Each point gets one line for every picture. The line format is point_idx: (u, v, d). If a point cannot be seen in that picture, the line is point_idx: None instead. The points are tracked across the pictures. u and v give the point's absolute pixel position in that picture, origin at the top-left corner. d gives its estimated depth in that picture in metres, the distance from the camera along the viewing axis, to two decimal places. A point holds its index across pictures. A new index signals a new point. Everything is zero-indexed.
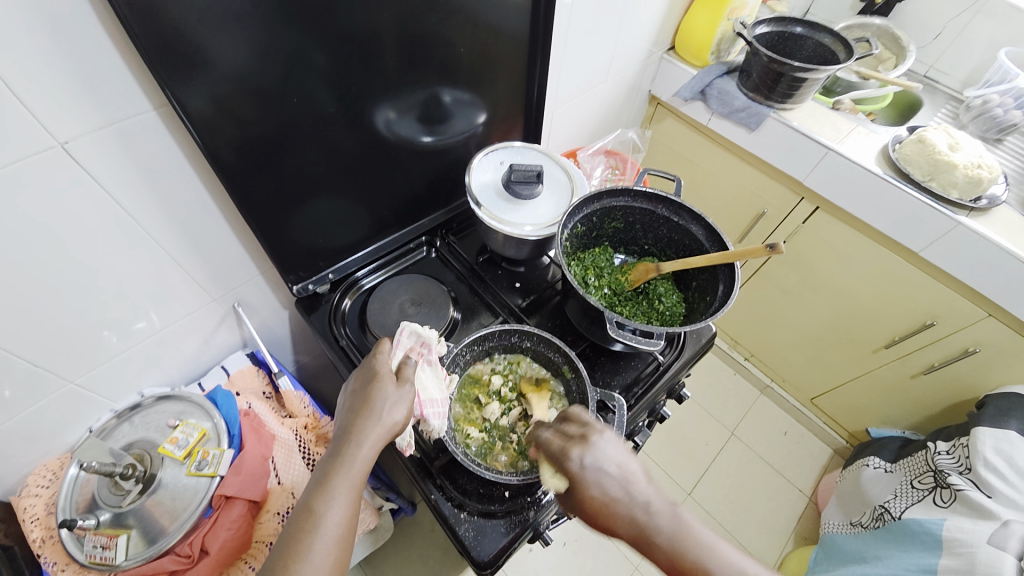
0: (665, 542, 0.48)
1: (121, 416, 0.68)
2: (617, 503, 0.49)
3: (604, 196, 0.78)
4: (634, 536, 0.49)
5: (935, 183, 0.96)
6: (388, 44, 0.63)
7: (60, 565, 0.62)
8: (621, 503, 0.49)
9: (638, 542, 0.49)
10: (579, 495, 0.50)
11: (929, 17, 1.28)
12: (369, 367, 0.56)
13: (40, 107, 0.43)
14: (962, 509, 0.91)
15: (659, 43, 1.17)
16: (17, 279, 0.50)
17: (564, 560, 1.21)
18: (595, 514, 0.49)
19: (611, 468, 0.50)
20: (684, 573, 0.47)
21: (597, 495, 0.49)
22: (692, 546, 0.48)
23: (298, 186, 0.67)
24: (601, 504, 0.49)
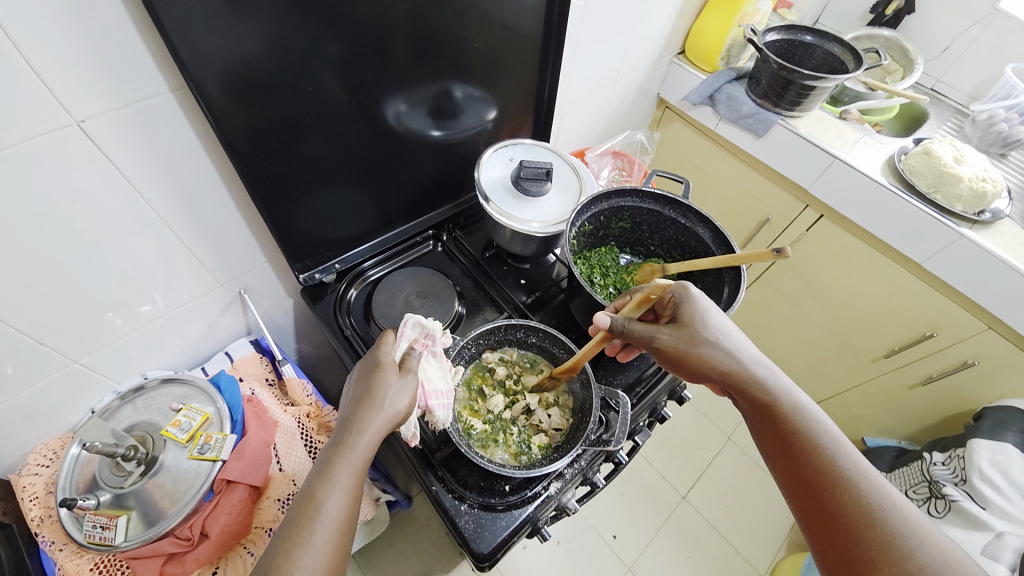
0: (771, 385, 0.54)
1: (124, 398, 0.68)
2: (725, 336, 0.58)
3: (612, 196, 0.79)
4: (736, 369, 0.56)
5: (939, 196, 0.96)
6: (401, 36, 0.63)
7: (57, 544, 0.62)
8: (722, 349, 0.57)
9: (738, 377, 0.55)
10: (692, 327, 0.58)
11: (939, 30, 1.29)
12: (373, 357, 0.56)
13: (58, 84, 0.43)
14: (956, 520, 0.91)
15: (669, 47, 1.17)
16: (27, 255, 0.50)
17: (557, 558, 1.22)
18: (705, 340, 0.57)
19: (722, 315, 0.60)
20: (781, 419, 0.52)
21: (714, 327, 0.58)
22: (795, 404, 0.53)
23: (308, 173, 0.67)
24: (714, 335, 0.58)
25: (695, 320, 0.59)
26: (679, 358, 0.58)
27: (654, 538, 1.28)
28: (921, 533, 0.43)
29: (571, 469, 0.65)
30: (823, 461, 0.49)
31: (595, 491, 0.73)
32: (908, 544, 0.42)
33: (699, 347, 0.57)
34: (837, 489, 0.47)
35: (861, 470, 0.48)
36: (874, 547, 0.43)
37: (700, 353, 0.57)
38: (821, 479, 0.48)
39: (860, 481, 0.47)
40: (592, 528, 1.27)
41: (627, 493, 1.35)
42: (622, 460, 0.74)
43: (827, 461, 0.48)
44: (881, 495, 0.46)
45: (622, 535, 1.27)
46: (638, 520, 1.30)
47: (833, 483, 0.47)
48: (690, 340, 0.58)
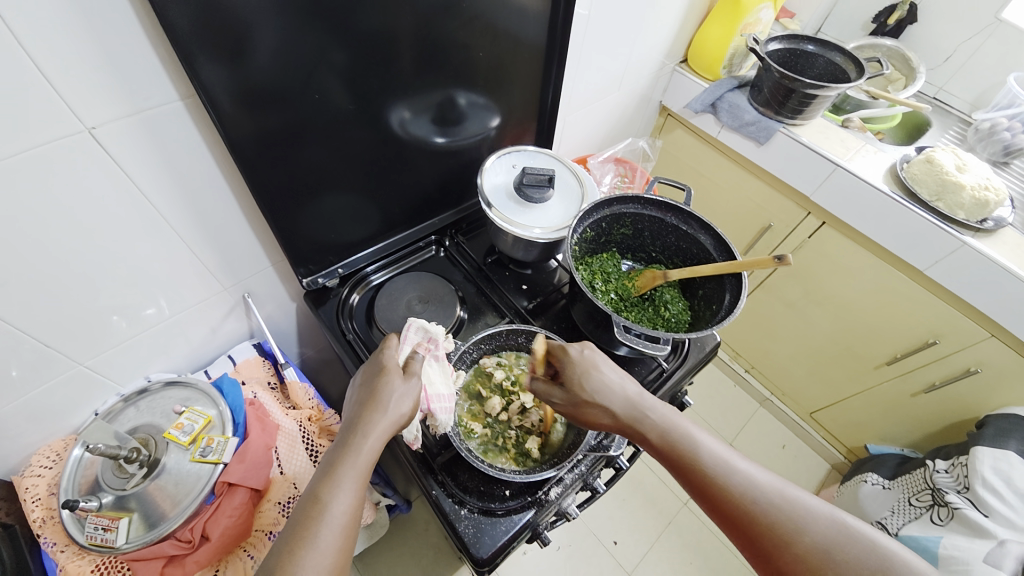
0: (653, 425, 0.55)
1: (127, 400, 0.68)
2: (610, 388, 0.57)
3: (614, 203, 0.79)
4: (624, 421, 0.56)
5: (941, 204, 0.96)
6: (406, 44, 0.64)
7: (59, 545, 0.62)
8: (603, 403, 0.56)
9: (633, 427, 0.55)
10: (572, 389, 0.58)
11: (941, 39, 1.30)
12: (376, 360, 0.57)
13: (70, 90, 0.44)
14: (958, 528, 0.90)
15: (672, 55, 1.18)
16: (35, 258, 0.51)
17: (557, 564, 1.21)
18: (590, 397, 0.57)
19: (607, 364, 0.59)
20: (681, 463, 0.52)
21: (591, 384, 0.57)
22: (689, 442, 0.53)
23: (313, 179, 0.68)
24: (594, 393, 0.57)
25: (579, 377, 0.58)
26: (577, 416, 0.58)
27: (655, 545, 1.27)
28: (840, 537, 0.46)
29: (571, 474, 0.65)
30: (738, 497, 0.49)
31: (595, 497, 0.72)
32: (830, 557, 0.45)
33: (583, 407, 0.57)
34: (758, 522, 0.48)
35: (771, 494, 0.49)
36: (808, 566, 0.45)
37: (590, 414, 0.57)
38: (741, 516, 0.48)
39: (772, 505, 0.48)
40: (592, 534, 1.27)
41: (627, 499, 1.34)
42: (623, 466, 0.74)
43: (728, 490, 0.49)
44: (797, 512, 0.48)
45: (622, 542, 1.26)
46: (639, 527, 1.29)
47: (752, 516, 0.48)
48: (579, 400, 0.57)
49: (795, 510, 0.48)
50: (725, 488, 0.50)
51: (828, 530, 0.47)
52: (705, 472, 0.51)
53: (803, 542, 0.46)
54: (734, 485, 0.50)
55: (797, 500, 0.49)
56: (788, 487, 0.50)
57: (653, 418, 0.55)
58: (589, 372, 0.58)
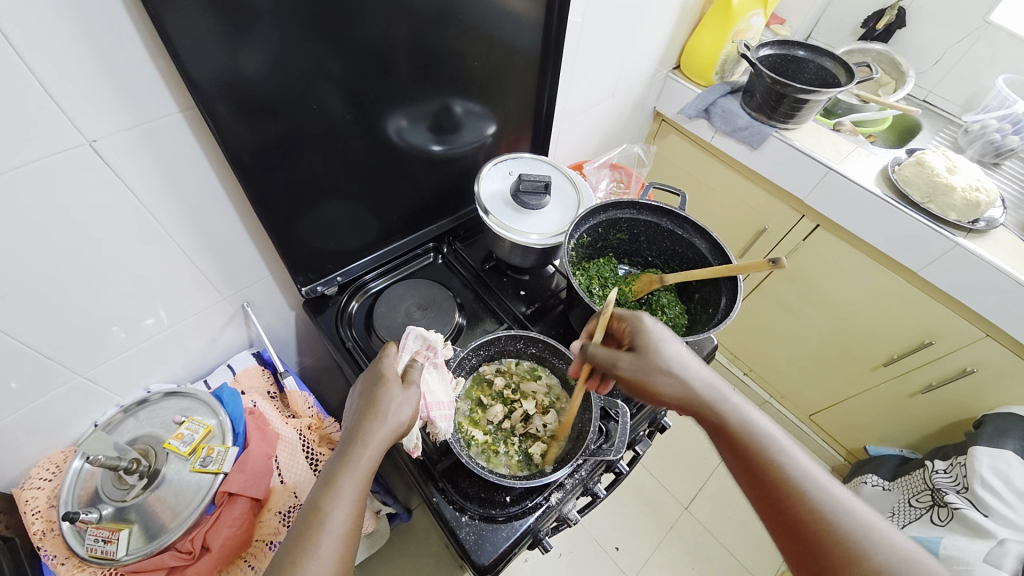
0: (723, 408, 0.55)
1: (127, 411, 0.68)
2: (681, 360, 0.58)
3: (610, 208, 0.80)
4: (690, 395, 0.56)
5: (933, 206, 0.97)
6: (403, 54, 0.65)
7: (59, 558, 0.61)
8: (673, 376, 0.57)
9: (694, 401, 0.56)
10: (647, 353, 0.58)
11: (930, 43, 1.32)
12: (375, 369, 0.57)
13: (71, 104, 0.45)
14: (958, 528, 0.90)
15: (665, 61, 1.20)
16: (35, 269, 0.51)
17: (559, 571, 1.21)
18: (663, 365, 0.57)
19: (676, 340, 0.60)
20: (736, 439, 0.53)
21: (669, 354, 0.58)
22: (750, 423, 0.54)
23: (311, 188, 0.68)
24: (668, 363, 0.58)
25: (652, 345, 0.59)
26: (639, 384, 0.58)
27: (656, 550, 1.26)
28: (875, 534, 0.44)
29: (571, 479, 0.65)
30: (782, 477, 0.49)
31: (596, 501, 0.73)
32: (863, 551, 0.43)
33: (653, 373, 0.57)
34: (795, 502, 0.47)
35: (813, 481, 0.48)
36: (837, 556, 0.43)
37: (656, 382, 0.57)
38: (780, 494, 0.48)
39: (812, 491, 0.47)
40: (593, 540, 1.26)
41: (628, 504, 1.34)
42: (623, 470, 0.74)
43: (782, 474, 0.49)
44: (836, 505, 0.46)
45: (623, 547, 1.26)
46: (640, 533, 1.29)
47: (790, 496, 0.48)
48: (647, 366, 0.58)
49: (837, 502, 0.46)
50: (771, 466, 0.50)
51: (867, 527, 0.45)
52: (762, 450, 0.51)
53: (837, 529, 0.45)
54: (782, 466, 0.50)
55: (838, 494, 0.47)
56: (832, 483, 0.48)
57: (723, 396, 0.56)
58: (666, 346, 0.59)
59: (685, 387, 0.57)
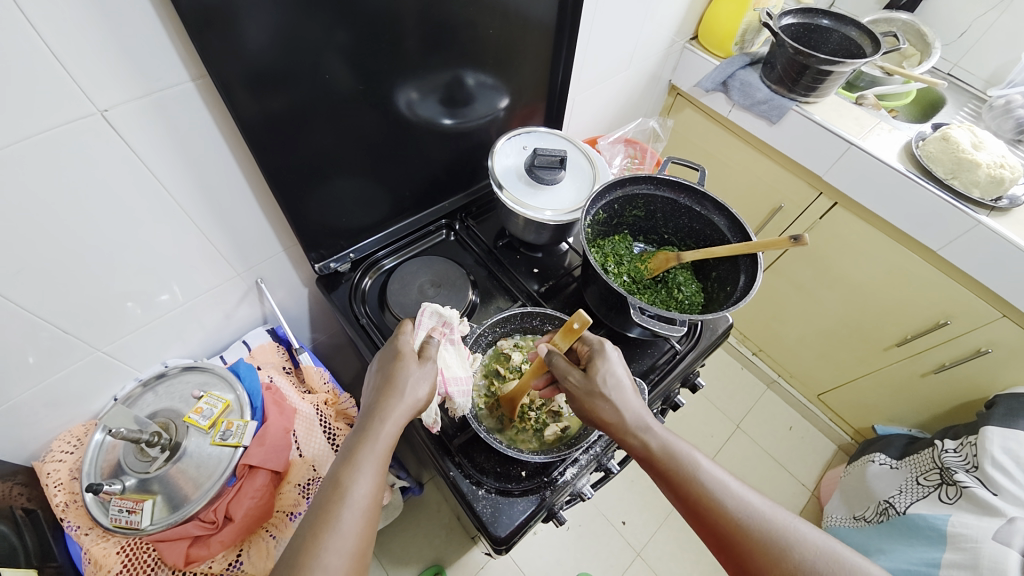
0: (644, 435, 0.54)
1: (145, 385, 0.69)
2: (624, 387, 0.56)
3: (627, 183, 0.78)
4: (623, 424, 0.55)
5: (957, 182, 0.95)
6: (416, 23, 0.62)
7: (83, 528, 0.63)
8: (613, 399, 0.55)
9: (624, 431, 0.54)
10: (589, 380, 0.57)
11: (957, 13, 1.27)
12: (392, 346, 0.57)
13: (80, 71, 0.43)
14: (967, 506, 0.92)
15: (682, 32, 1.15)
16: (50, 243, 0.50)
17: (567, 544, 1.23)
18: (606, 394, 0.55)
19: (619, 360, 0.58)
20: (658, 464, 0.52)
21: (607, 380, 0.56)
22: (674, 444, 0.52)
23: (322, 162, 0.67)
24: (605, 389, 0.56)
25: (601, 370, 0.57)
26: (577, 403, 0.57)
27: (663, 525, 1.29)
28: (790, 531, 0.47)
29: (586, 455, 0.66)
30: (700, 492, 0.50)
31: (609, 477, 0.73)
32: (781, 553, 0.45)
33: (594, 397, 0.56)
34: (715, 516, 0.48)
35: (729, 491, 0.50)
36: (761, 561, 0.46)
37: (597, 405, 0.56)
38: (698, 508, 0.49)
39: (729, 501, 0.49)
40: (600, 514, 1.29)
41: (636, 480, 1.36)
42: None
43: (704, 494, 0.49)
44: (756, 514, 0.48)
45: (630, 521, 1.29)
46: (647, 508, 1.31)
47: (710, 510, 0.49)
48: (594, 391, 0.56)
49: (772, 522, 0.47)
50: (691, 484, 0.50)
51: (784, 526, 0.47)
52: (682, 472, 0.51)
53: (757, 537, 0.46)
54: (703, 482, 0.50)
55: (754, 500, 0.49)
56: (746, 491, 0.50)
57: (651, 427, 0.54)
58: (611, 367, 0.57)
59: (622, 417, 0.55)
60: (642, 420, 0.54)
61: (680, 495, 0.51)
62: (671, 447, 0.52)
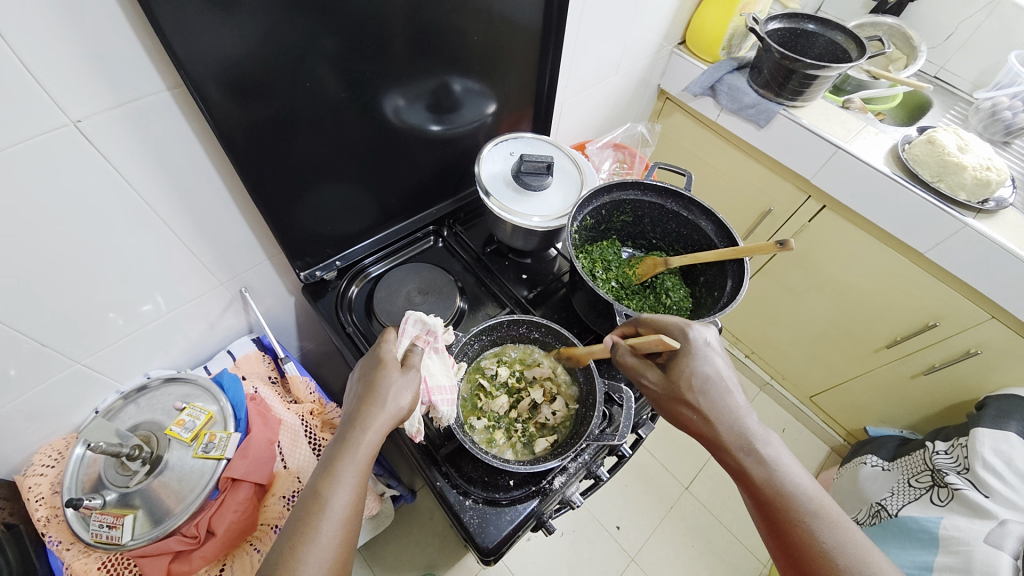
0: (746, 458, 0.53)
1: (127, 398, 0.68)
2: (717, 390, 0.55)
3: (614, 189, 0.78)
4: (715, 435, 0.54)
5: (943, 184, 0.95)
6: (398, 31, 0.62)
7: (64, 543, 0.62)
8: (712, 404, 0.55)
9: (721, 446, 0.54)
10: (680, 377, 0.56)
11: (943, 16, 1.28)
12: (374, 354, 0.56)
13: (52, 82, 0.43)
14: (958, 508, 0.92)
15: (670, 37, 1.16)
16: (24, 255, 0.49)
17: (561, 551, 1.23)
18: (696, 398, 0.55)
19: (719, 358, 0.57)
20: (760, 493, 0.51)
21: (703, 383, 0.55)
22: (782, 479, 0.51)
23: (307, 170, 0.66)
24: (699, 395, 0.55)
25: (686, 374, 0.56)
26: (666, 406, 0.57)
27: (657, 529, 1.28)
28: None
29: (574, 463, 0.65)
30: (807, 538, 0.48)
31: (599, 484, 0.72)
32: None
33: (680, 404, 0.56)
34: (822, 567, 0.47)
35: (846, 548, 0.48)
36: None
37: (681, 410, 0.56)
38: (798, 550, 0.49)
39: (842, 557, 0.47)
40: (595, 520, 1.28)
41: (630, 485, 1.35)
42: (625, 453, 0.74)
43: (810, 538, 0.48)
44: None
45: (624, 526, 1.28)
46: (640, 512, 1.31)
47: (813, 555, 0.48)
48: (679, 395, 0.56)
49: None
50: (799, 527, 0.49)
51: None
52: (789, 511, 0.50)
53: None
54: (814, 529, 0.48)
55: (866, 554, 0.47)
56: (865, 546, 0.48)
57: (757, 450, 0.53)
58: (699, 369, 0.56)
59: (716, 428, 0.54)
60: (748, 439, 0.53)
61: (782, 530, 0.50)
62: (783, 482, 0.51)
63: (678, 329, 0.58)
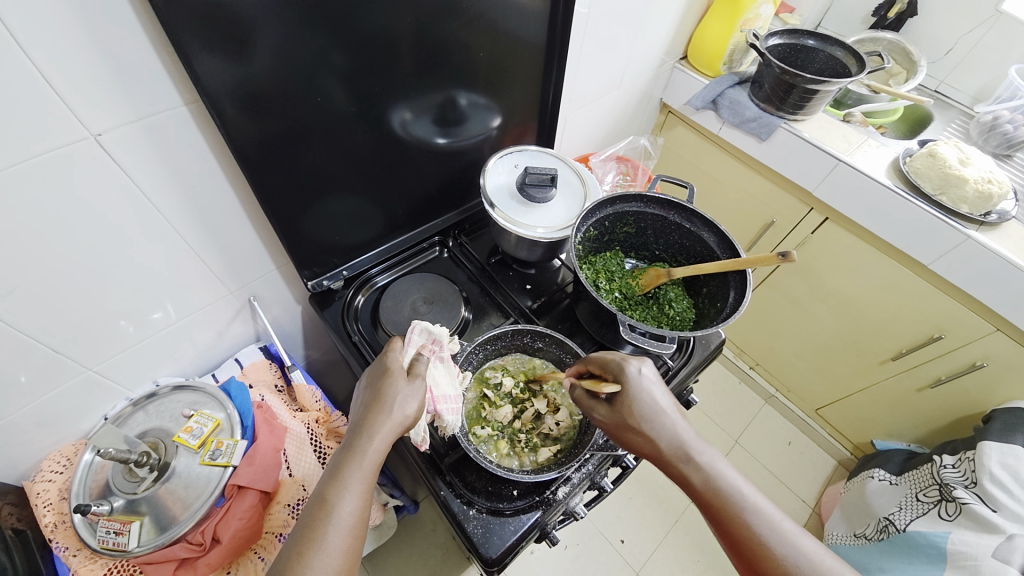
0: (685, 465, 0.54)
1: (136, 405, 0.69)
2: (654, 411, 0.56)
3: (617, 201, 0.79)
4: (658, 454, 0.55)
5: (944, 198, 0.96)
6: (406, 48, 0.64)
7: (71, 550, 0.62)
8: (653, 425, 0.55)
9: (664, 461, 0.55)
10: (624, 406, 0.56)
11: (943, 32, 1.29)
12: (381, 363, 0.57)
13: (75, 97, 0.44)
14: (966, 523, 0.91)
15: (672, 52, 1.18)
16: (41, 263, 0.51)
17: (565, 564, 1.21)
18: (638, 425, 0.56)
19: (655, 383, 0.58)
20: (700, 496, 0.52)
21: (643, 409, 0.56)
22: (719, 481, 0.52)
23: (316, 182, 0.68)
24: (641, 419, 0.56)
25: (627, 404, 0.56)
26: (613, 436, 0.58)
27: (661, 543, 1.27)
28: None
29: (578, 473, 0.65)
30: (747, 531, 0.49)
31: (603, 496, 0.72)
32: None
33: (627, 432, 0.56)
34: (764, 561, 0.47)
35: (785, 541, 0.48)
36: None
37: (627, 438, 0.56)
38: (742, 544, 0.49)
39: (780, 547, 0.48)
40: (598, 533, 1.27)
41: (634, 497, 1.35)
42: (630, 464, 0.74)
43: (748, 530, 0.49)
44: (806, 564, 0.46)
45: (628, 540, 1.27)
46: (645, 525, 1.30)
47: (755, 547, 0.48)
48: (624, 425, 0.56)
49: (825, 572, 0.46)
50: (738, 522, 0.49)
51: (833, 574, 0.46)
52: (728, 507, 0.50)
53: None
54: (753, 525, 0.49)
55: (802, 543, 0.48)
56: (801, 535, 0.49)
57: (695, 458, 0.54)
58: (639, 396, 0.56)
59: (659, 447, 0.55)
60: (686, 450, 0.54)
61: (723, 526, 0.50)
62: (720, 482, 0.52)
63: (616, 363, 0.59)
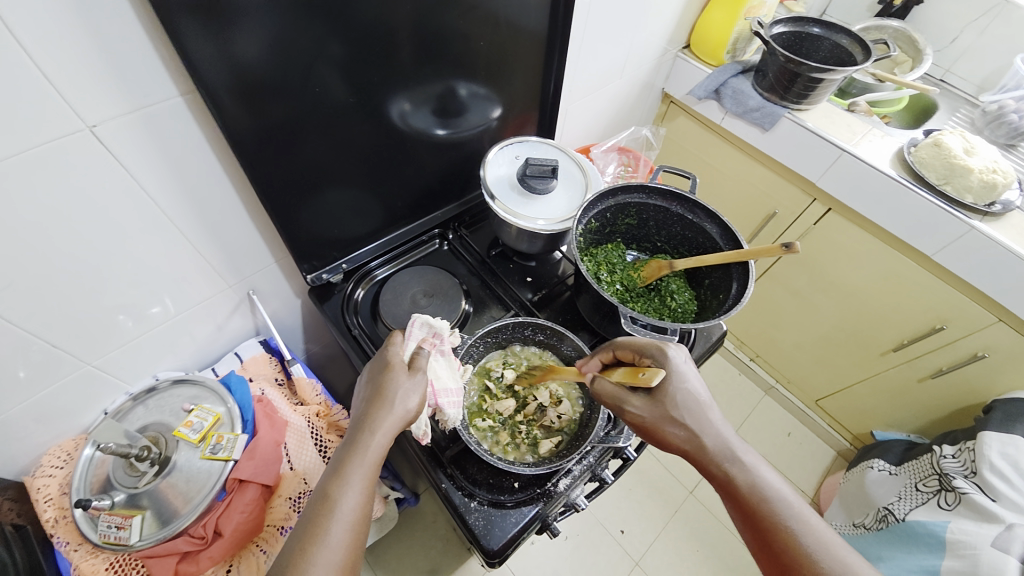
0: (730, 466, 0.53)
1: (136, 399, 0.69)
2: (697, 407, 0.55)
3: (619, 193, 0.78)
4: (700, 450, 0.54)
5: (949, 188, 0.95)
6: (405, 37, 0.63)
7: (72, 544, 0.62)
8: (697, 422, 0.55)
9: (706, 458, 0.54)
10: (666, 396, 0.55)
11: (949, 19, 1.27)
12: (382, 357, 0.56)
13: (68, 88, 0.43)
14: (966, 512, 0.91)
15: (675, 40, 1.16)
16: (37, 257, 0.50)
17: (565, 554, 1.22)
18: (681, 417, 0.55)
19: (697, 378, 0.57)
20: (742, 498, 0.52)
21: (686, 401, 0.55)
22: (763, 485, 0.52)
23: (314, 174, 0.67)
24: (684, 413, 0.55)
25: (671, 394, 0.55)
26: (648, 430, 0.56)
27: (661, 534, 1.28)
28: None
29: (578, 466, 0.65)
30: (787, 536, 0.48)
31: (603, 487, 0.72)
32: None
33: (665, 424, 0.55)
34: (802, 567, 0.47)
35: (825, 547, 0.48)
36: None
37: (666, 430, 0.55)
38: (778, 547, 0.48)
39: (824, 559, 0.47)
40: (598, 523, 1.28)
41: (634, 488, 1.35)
42: (631, 457, 0.73)
43: (789, 536, 0.48)
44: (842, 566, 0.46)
45: (628, 530, 1.28)
46: (645, 516, 1.30)
47: (794, 554, 0.47)
48: (664, 416, 0.55)
49: None
50: (778, 527, 0.49)
51: None
52: (769, 512, 0.50)
53: None
54: (796, 532, 0.48)
55: (850, 559, 0.47)
56: (845, 547, 0.48)
57: (740, 458, 0.53)
58: (683, 389, 0.56)
59: (702, 444, 0.54)
60: (731, 449, 0.54)
61: (762, 528, 0.50)
62: (762, 485, 0.52)
63: (657, 349, 0.58)
